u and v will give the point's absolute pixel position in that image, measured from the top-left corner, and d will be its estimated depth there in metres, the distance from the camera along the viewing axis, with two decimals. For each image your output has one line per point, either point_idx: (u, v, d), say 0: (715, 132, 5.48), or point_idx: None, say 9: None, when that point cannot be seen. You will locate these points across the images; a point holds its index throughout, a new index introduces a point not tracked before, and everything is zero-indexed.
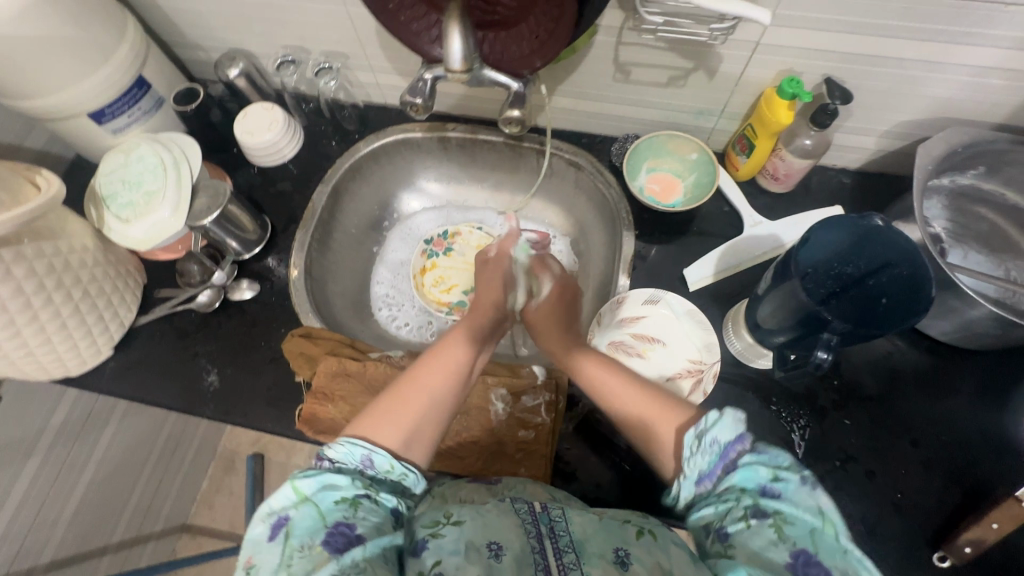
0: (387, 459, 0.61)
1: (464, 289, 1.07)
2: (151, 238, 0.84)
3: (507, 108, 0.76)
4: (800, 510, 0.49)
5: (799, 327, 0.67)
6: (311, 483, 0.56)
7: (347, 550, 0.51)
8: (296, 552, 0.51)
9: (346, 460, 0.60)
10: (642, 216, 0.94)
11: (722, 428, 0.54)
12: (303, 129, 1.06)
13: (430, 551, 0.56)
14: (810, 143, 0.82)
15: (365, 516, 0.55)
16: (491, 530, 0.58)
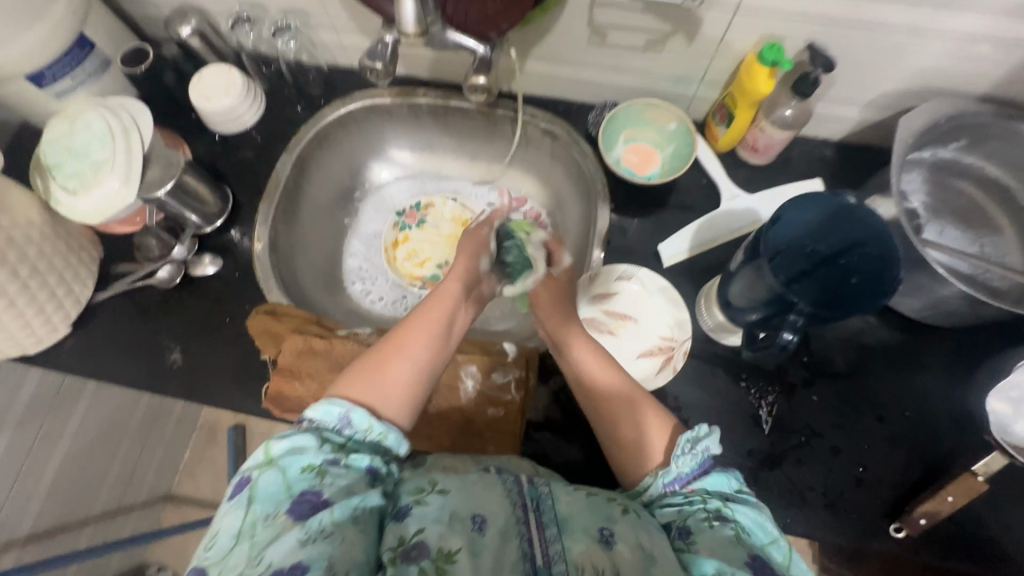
0: (365, 418, 0.61)
1: (437, 263, 1.05)
2: (101, 212, 0.79)
3: (473, 75, 0.72)
4: (755, 520, 0.57)
5: (767, 306, 0.67)
6: (282, 447, 0.58)
7: (311, 516, 0.53)
8: (261, 519, 0.53)
9: (323, 420, 0.61)
10: (618, 189, 0.92)
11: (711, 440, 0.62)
12: (264, 93, 1.00)
13: (413, 518, 0.56)
14: (791, 114, 0.80)
15: (332, 481, 0.56)
16: (476, 500, 0.57)
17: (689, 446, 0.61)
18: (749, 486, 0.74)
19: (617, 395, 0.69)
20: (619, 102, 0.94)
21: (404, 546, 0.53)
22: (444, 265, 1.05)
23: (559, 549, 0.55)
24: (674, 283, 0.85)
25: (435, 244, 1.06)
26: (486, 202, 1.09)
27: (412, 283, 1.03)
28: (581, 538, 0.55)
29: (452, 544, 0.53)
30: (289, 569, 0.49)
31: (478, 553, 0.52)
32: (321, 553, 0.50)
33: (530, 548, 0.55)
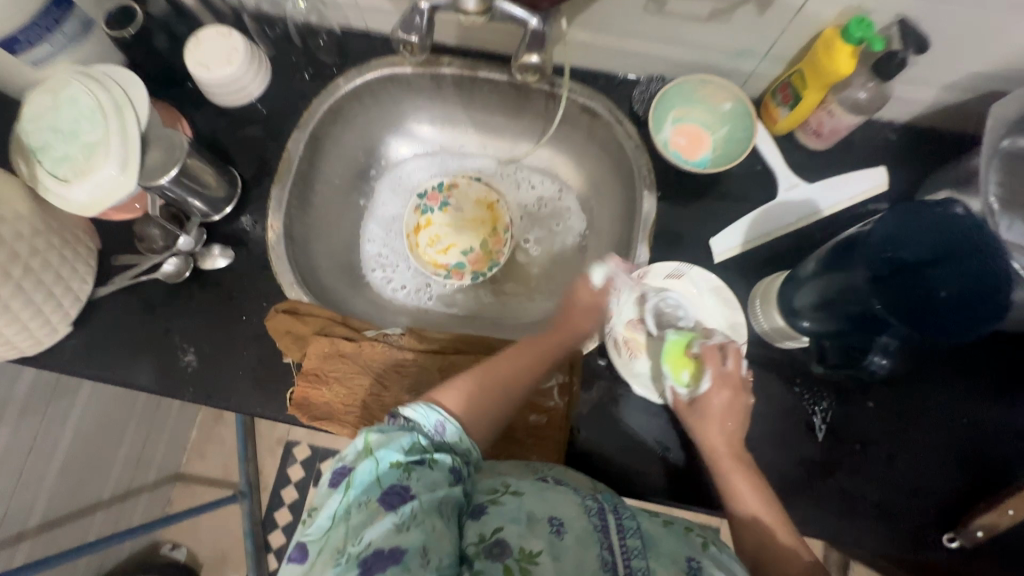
0: (454, 430, 0.60)
1: (463, 249, 0.97)
2: (98, 201, 0.70)
3: (525, 54, 0.62)
4: None
5: (850, 323, 0.63)
6: (378, 440, 0.54)
7: (404, 506, 0.50)
8: (355, 505, 0.50)
9: (419, 422, 0.58)
10: (664, 175, 0.84)
11: None
12: (269, 60, 0.89)
13: (490, 517, 0.54)
14: (865, 96, 0.72)
15: (422, 477, 0.52)
16: (550, 503, 0.56)
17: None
18: (802, 497, 0.72)
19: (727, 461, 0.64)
20: (666, 76, 0.86)
21: (485, 544, 0.52)
22: (470, 253, 0.96)
23: (639, 563, 0.53)
24: (725, 280, 0.80)
25: (459, 230, 0.97)
26: (513, 183, 1.01)
27: (434, 273, 0.95)
28: (665, 556, 0.54)
29: (534, 546, 0.51)
30: (388, 551, 0.46)
31: (559, 559, 0.51)
32: (416, 538, 0.47)
33: (612, 557, 0.53)
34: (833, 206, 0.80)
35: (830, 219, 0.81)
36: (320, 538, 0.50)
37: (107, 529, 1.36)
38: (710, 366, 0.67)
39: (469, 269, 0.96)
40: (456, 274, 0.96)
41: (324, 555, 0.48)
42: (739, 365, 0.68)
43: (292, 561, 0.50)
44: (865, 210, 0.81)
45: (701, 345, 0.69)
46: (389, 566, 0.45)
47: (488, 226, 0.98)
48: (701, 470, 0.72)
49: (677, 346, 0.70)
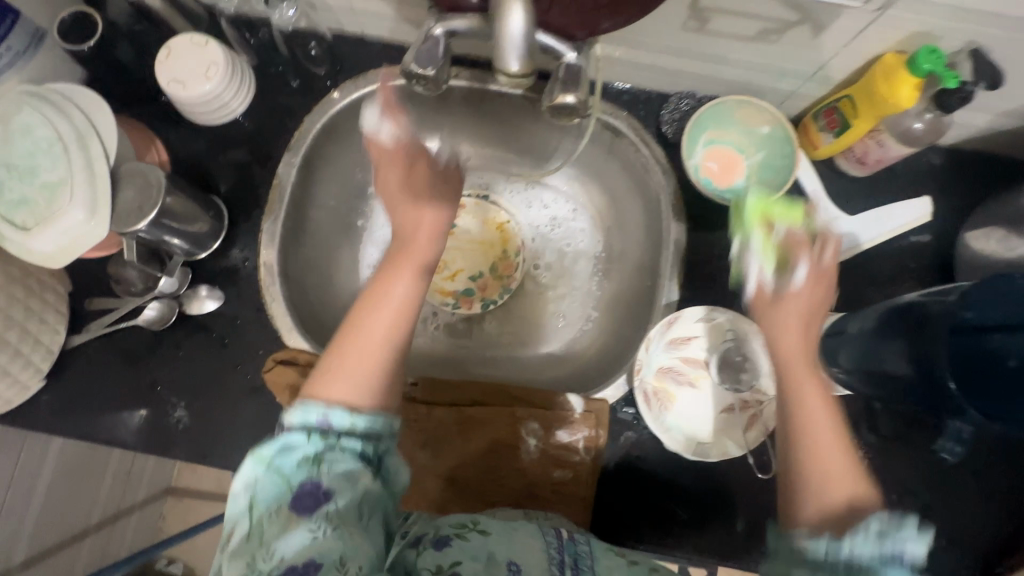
0: (343, 416, 0.48)
1: (470, 275, 0.91)
2: (64, 252, 0.62)
3: (559, 93, 0.54)
4: None
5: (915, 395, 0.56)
6: (271, 445, 0.46)
7: (319, 510, 0.44)
8: (262, 518, 0.44)
9: (302, 423, 0.48)
10: (694, 204, 0.78)
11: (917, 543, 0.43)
12: (252, 71, 0.79)
13: (452, 550, 0.49)
14: (921, 127, 0.66)
15: (334, 468, 0.45)
16: (514, 545, 0.51)
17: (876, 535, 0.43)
18: None
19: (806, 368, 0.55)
20: (697, 94, 0.78)
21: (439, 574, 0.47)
22: (479, 278, 0.91)
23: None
24: None
25: (467, 253, 0.92)
26: (524, 201, 0.93)
27: (443, 302, 0.89)
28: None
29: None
30: (301, 566, 0.41)
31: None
32: (333, 546, 0.42)
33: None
34: (874, 239, 0.75)
35: (870, 252, 0.76)
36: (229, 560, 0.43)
37: (97, 554, 1.29)
38: (802, 254, 0.60)
39: (477, 296, 0.90)
40: (467, 302, 0.89)
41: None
42: (836, 258, 0.60)
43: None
44: (907, 242, 0.76)
45: (786, 233, 0.63)
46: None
47: (498, 248, 0.92)
48: (735, 529, 0.68)
49: (771, 206, 0.67)
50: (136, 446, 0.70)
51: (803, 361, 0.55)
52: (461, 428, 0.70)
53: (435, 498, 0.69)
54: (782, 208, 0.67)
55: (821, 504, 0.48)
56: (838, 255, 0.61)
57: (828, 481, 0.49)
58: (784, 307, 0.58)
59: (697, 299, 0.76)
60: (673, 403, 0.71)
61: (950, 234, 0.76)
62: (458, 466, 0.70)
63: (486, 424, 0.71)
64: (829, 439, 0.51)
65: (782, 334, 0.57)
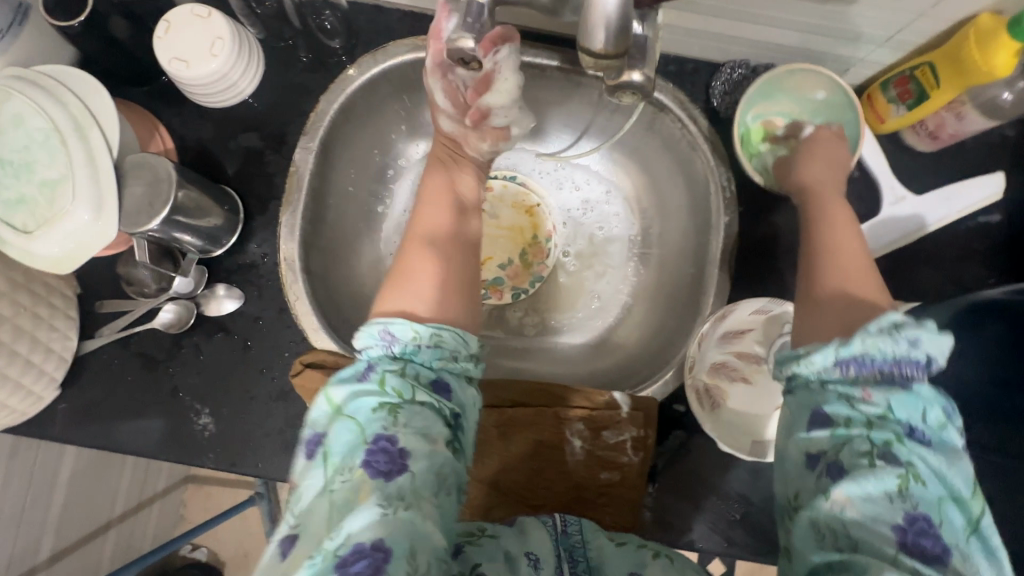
0: (408, 326, 0.48)
1: (500, 262, 0.85)
2: (72, 255, 0.57)
3: (625, 69, 0.51)
4: (937, 472, 0.40)
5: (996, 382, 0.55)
6: (345, 391, 0.45)
7: (392, 473, 0.41)
8: (335, 475, 0.41)
9: (371, 348, 0.48)
10: (747, 184, 0.72)
11: (932, 339, 0.43)
12: (261, 46, 0.72)
13: (467, 556, 0.46)
14: (1010, 97, 0.61)
15: (408, 424, 0.43)
16: (526, 537, 0.49)
17: (894, 332, 0.42)
18: None
19: (827, 216, 0.58)
20: (751, 63, 0.71)
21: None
22: (508, 266, 0.85)
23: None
24: None
25: (494, 239, 0.86)
26: (554, 182, 0.87)
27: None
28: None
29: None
30: (371, 546, 0.38)
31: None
32: (403, 524, 0.39)
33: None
34: (942, 220, 0.69)
35: (936, 234, 0.70)
36: (303, 521, 0.40)
37: (121, 545, 1.28)
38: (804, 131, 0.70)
39: (508, 285, 0.85)
40: (497, 292, 0.84)
41: (303, 548, 0.39)
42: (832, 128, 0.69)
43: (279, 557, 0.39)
44: (976, 223, 0.70)
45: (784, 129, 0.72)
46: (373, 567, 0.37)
47: (529, 232, 0.86)
48: None
49: (758, 130, 0.73)
50: (160, 456, 0.66)
51: (830, 192, 0.62)
52: (502, 431, 0.67)
53: (479, 505, 0.66)
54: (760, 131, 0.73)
55: (829, 305, 0.50)
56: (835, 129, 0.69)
57: (848, 279, 0.51)
58: (815, 151, 0.67)
59: (749, 288, 0.71)
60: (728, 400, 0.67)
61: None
62: (500, 470, 0.67)
63: (529, 426, 0.68)
64: (849, 252, 0.53)
65: (806, 170, 0.65)
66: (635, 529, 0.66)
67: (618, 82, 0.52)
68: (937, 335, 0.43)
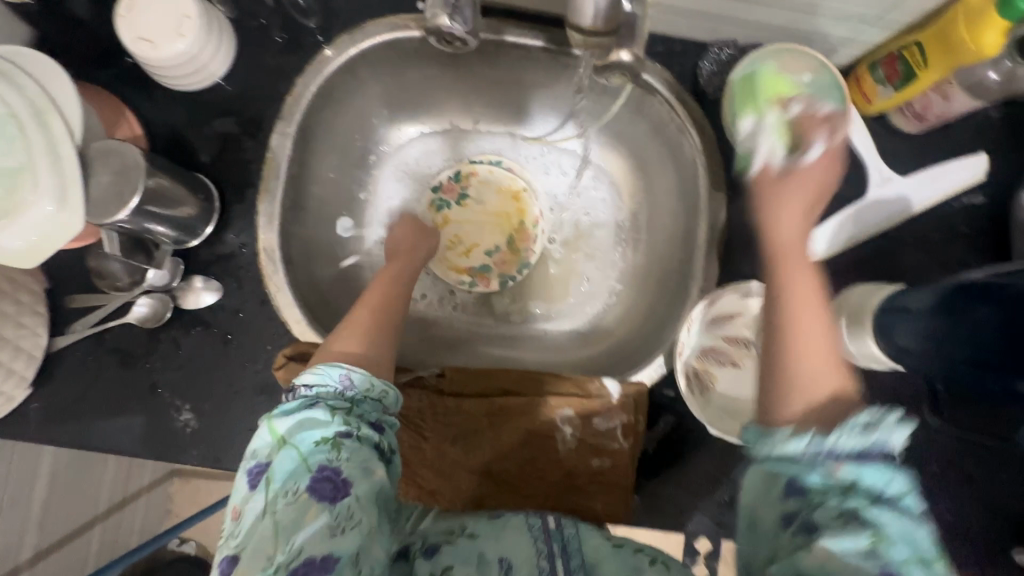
0: (364, 376, 0.51)
1: (487, 250, 0.84)
2: (36, 248, 0.54)
3: (614, 49, 0.50)
4: (910, 536, 0.38)
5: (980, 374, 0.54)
6: (290, 422, 0.45)
7: (338, 499, 0.42)
8: (280, 499, 0.42)
9: (324, 387, 0.49)
10: (736, 167, 0.71)
11: (897, 426, 0.40)
12: (233, 26, 0.69)
13: (442, 556, 0.47)
14: (997, 78, 0.60)
15: (352, 456, 0.44)
16: (504, 541, 0.49)
17: (863, 427, 0.40)
18: None
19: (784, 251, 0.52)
20: (739, 43, 0.70)
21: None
22: (495, 252, 0.84)
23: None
24: None
25: (480, 227, 0.85)
26: (540, 168, 0.85)
27: (460, 281, 0.83)
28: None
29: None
30: (320, 558, 0.39)
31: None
32: (350, 540, 0.40)
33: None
34: (928, 201, 0.69)
35: (921, 216, 0.70)
36: (246, 543, 0.41)
37: (107, 541, 1.26)
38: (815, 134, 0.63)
39: (495, 272, 0.84)
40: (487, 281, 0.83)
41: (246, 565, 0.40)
42: (835, 142, 0.64)
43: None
44: (960, 203, 0.71)
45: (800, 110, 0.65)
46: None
47: (517, 220, 0.85)
48: None
49: (784, 84, 0.67)
50: (141, 454, 0.65)
51: (794, 259, 0.54)
52: (493, 420, 0.67)
53: (471, 495, 0.65)
54: (794, 85, 0.67)
55: (793, 396, 0.45)
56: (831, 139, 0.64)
57: (801, 359, 0.46)
58: (792, 197, 0.59)
59: (737, 271, 0.70)
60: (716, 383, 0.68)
61: (1006, 193, 0.71)
62: (492, 459, 0.66)
63: (520, 415, 0.67)
64: (805, 313, 0.48)
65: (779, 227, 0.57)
66: (627, 513, 0.66)
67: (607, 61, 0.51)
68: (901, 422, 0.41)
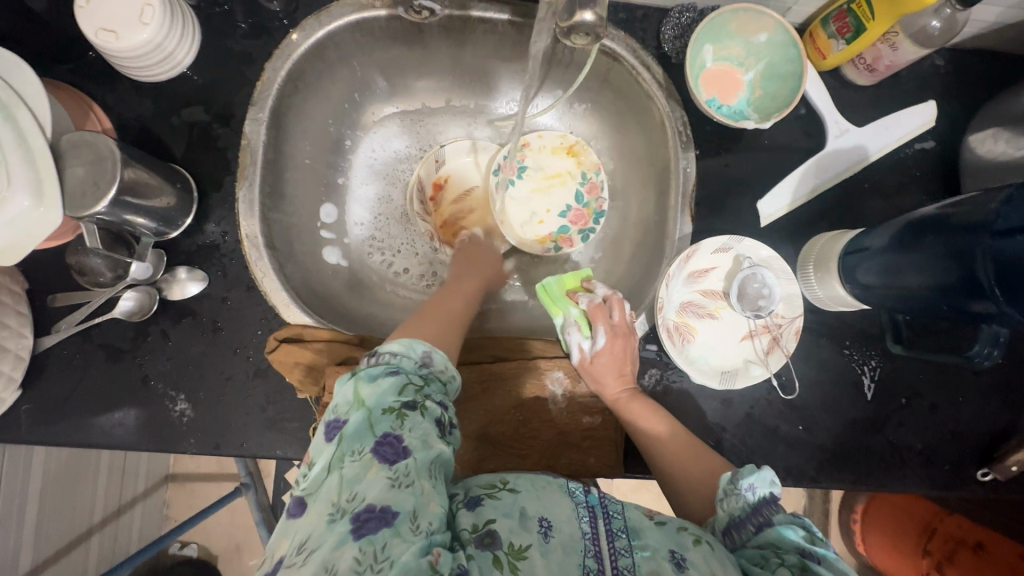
0: (441, 357, 0.53)
1: (560, 211, 0.84)
2: (15, 245, 0.54)
3: (578, 9, 0.52)
4: (820, 552, 0.47)
5: (961, 317, 0.55)
6: (368, 383, 0.48)
7: (397, 461, 0.44)
8: (348, 454, 0.44)
9: (403, 359, 0.51)
10: (702, 128, 0.73)
11: (760, 480, 0.53)
12: (196, 13, 0.68)
13: (485, 509, 0.48)
14: (939, 26, 0.63)
15: (415, 427, 0.46)
16: (544, 500, 0.49)
17: (740, 489, 0.52)
18: (853, 455, 0.72)
19: (648, 435, 0.63)
20: (698, 7, 0.72)
21: (475, 533, 0.46)
22: (569, 212, 0.83)
23: (627, 562, 0.47)
24: (771, 244, 0.73)
25: (544, 195, 0.84)
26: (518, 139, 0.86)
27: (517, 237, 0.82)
28: (650, 552, 0.48)
29: (522, 541, 0.45)
30: (379, 508, 0.41)
31: (548, 557, 0.45)
32: (406, 499, 0.42)
33: (593, 545, 0.47)
34: (884, 149, 0.72)
35: (877, 163, 0.74)
36: (316, 489, 0.44)
37: (106, 552, 1.25)
38: (599, 322, 0.66)
39: (574, 231, 0.83)
40: (569, 242, 0.82)
41: (316, 510, 0.42)
42: (625, 315, 0.67)
43: (290, 517, 0.43)
44: (913, 150, 0.75)
45: (588, 301, 0.68)
46: (379, 529, 0.40)
47: (577, 176, 0.84)
48: (757, 447, 0.71)
49: (573, 278, 0.71)
50: (137, 446, 0.65)
51: (626, 404, 0.65)
52: (486, 386, 0.69)
53: (468, 461, 0.67)
54: (578, 277, 0.71)
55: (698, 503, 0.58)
56: (627, 312, 0.68)
57: (684, 488, 0.59)
58: (599, 373, 0.66)
59: (710, 228, 0.73)
60: (695, 336, 0.71)
61: (953, 137, 0.75)
62: (487, 423, 0.68)
63: (511, 380, 0.70)
64: (687, 452, 0.61)
65: (638, 427, 0.64)
66: (621, 466, 0.69)
67: (571, 22, 0.53)
68: (764, 475, 0.53)
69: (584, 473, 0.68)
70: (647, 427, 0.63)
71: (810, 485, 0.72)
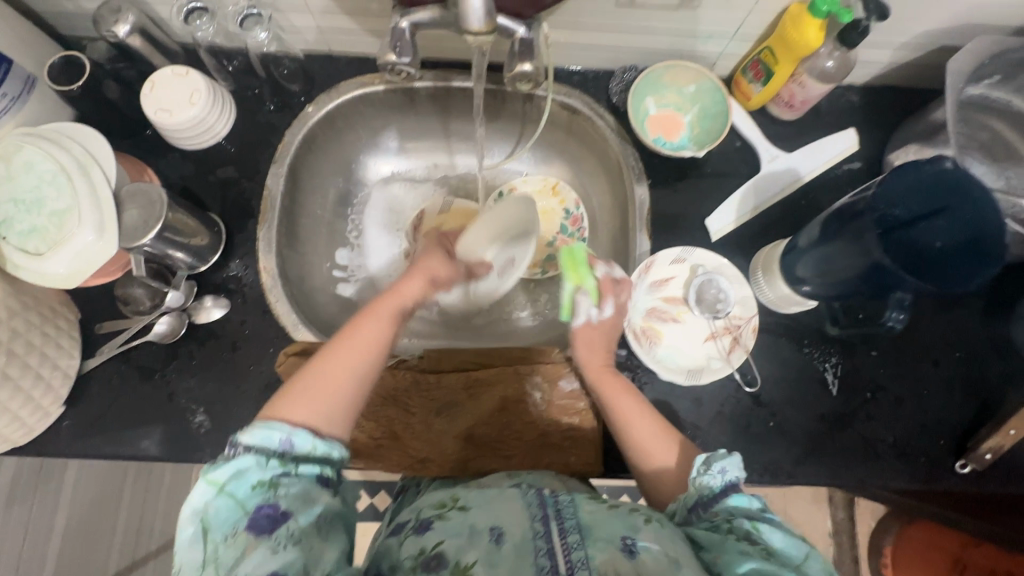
0: (306, 439, 0.54)
1: (548, 241, 0.94)
2: (78, 271, 0.67)
3: (518, 62, 0.65)
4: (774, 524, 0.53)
5: (877, 287, 0.63)
6: (226, 471, 0.50)
7: (276, 529, 0.48)
8: (220, 544, 0.48)
9: (261, 444, 0.52)
10: (652, 162, 0.85)
11: (731, 461, 0.57)
12: (232, 96, 0.85)
13: (435, 531, 0.53)
14: (833, 64, 0.75)
15: (288, 490, 0.50)
16: (494, 513, 0.54)
17: (710, 467, 0.56)
18: (826, 450, 0.75)
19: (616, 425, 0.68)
20: (639, 67, 0.88)
21: (422, 557, 0.50)
22: (555, 241, 0.94)
23: (580, 555, 0.49)
24: (724, 255, 0.82)
25: None
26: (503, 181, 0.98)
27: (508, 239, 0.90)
28: (603, 543, 0.50)
29: (469, 558, 0.49)
30: None
31: (494, 566, 0.49)
32: (296, 560, 0.47)
33: (547, 541, 0.50)
34: (813, 170, 0.83)
35: (811, 183, 0.84)
36: None
37: None
38: (609, 295, 0.73)
39: None
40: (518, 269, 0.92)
41: None
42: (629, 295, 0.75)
43: None
44: (842, 170, 0.85)
45: (604, 273, 0.74)
46: None
47: (561, 211, 0.95)
48: (732, 443, 0.75)
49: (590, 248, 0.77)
50: (159, 456, 0.72)
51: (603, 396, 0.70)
52: (471, 391, 0.76)
53: (457, 460, 0.73)
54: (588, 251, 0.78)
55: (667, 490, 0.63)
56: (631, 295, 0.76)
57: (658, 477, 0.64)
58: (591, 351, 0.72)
59: (667, 244, 0.83)
60: (661, 338, 0.79)
61: (878, 158, 0.85)
62: (473, 425, 0.75)
63: (494, 385, 0.76)
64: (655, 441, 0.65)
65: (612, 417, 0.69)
66: (600, 464, 0.73)
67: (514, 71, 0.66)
68: (734, 458, 0.57)
69: (557, 469, 0.72)
70: (623, 419, 0.67)
71: (787, 481, 0.75)
